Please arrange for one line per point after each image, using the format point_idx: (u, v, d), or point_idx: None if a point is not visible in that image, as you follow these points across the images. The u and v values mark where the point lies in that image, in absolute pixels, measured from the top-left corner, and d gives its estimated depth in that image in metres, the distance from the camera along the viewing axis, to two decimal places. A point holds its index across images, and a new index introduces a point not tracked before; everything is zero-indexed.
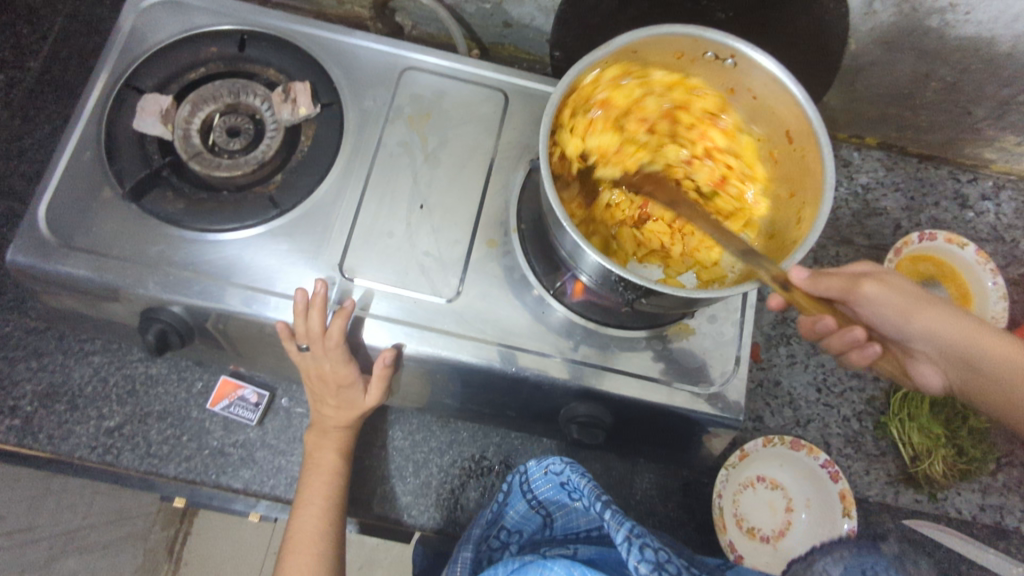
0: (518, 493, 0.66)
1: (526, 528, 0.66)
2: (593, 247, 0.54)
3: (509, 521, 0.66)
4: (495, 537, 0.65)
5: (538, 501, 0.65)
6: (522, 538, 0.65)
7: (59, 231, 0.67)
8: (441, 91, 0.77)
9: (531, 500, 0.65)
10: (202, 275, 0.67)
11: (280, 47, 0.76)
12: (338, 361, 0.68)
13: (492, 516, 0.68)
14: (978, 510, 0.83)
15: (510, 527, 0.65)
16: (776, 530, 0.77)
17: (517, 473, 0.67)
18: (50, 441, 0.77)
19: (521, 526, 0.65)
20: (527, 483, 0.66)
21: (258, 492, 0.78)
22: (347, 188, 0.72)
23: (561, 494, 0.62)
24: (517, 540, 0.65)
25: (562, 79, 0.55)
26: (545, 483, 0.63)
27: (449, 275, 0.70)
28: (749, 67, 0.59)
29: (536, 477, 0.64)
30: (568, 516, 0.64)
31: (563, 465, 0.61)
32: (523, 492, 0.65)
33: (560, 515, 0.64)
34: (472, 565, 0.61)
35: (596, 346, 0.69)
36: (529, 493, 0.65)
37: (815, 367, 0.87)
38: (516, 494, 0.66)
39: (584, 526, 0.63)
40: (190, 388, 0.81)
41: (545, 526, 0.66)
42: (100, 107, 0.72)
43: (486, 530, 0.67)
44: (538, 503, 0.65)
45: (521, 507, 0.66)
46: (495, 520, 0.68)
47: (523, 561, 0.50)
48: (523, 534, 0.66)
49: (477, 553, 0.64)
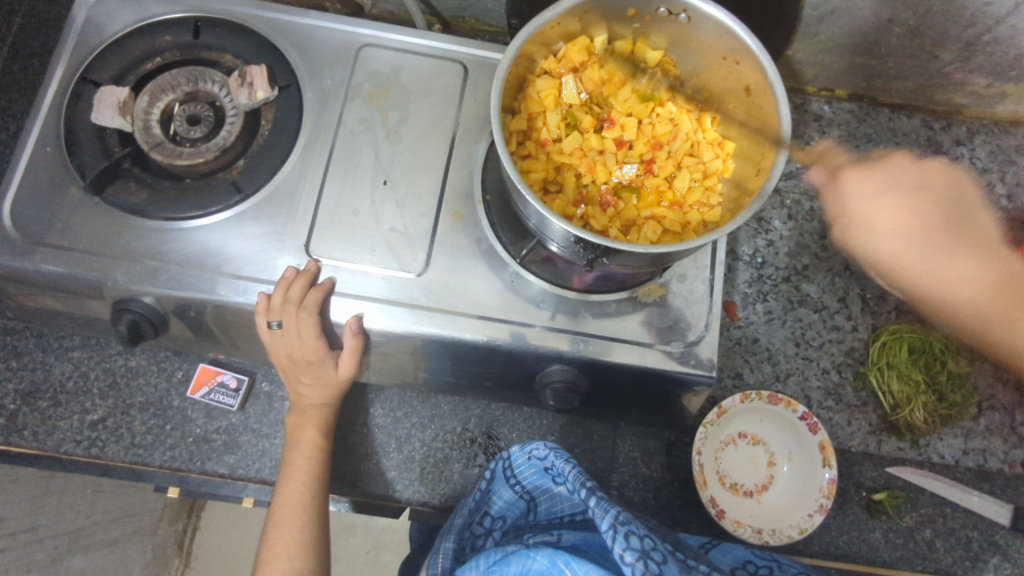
0: (502, 479, 0.68)
1: (509, 513, 0.68)
2: (551, 211, 0.54)
3: (494, 507, 0.68)
4: (478, 524, 0.67)
5: (522, 487, 0.68)
6: (505, 523, 0.67)
7: (24, 228, 0.68)
8: (399, 66, 0.77)
9: (516, 487, 0.68)
10: (169, 264, 0.68)
11: (235, 31, 0.76)
12: (310, 337, 0.68)
13: (475, 503, 0.68)
14: (962, 454, 0.83)
15: (494, 513, 0.67)
16: (759, 485, 0.78)
17: (500, 458, 0.69)
18: (36, 437, 0.78)
19: (506, 512, 0.68)
20: (511, 468, 0.68)
21: (245, 476, 0.79)
22: (310, 169, 0.72)
23: (545, 479, 0.66)
24: (501, 526, 0.67)
25: (513, 36, 0.55)
26: (529, 469, 0.67)
27: (417, 250, 0.70)
28: (701, 21, 0.60)
29: (520, 463, 0.67)
30: (551, 500, 0.67)
31: (547, 451, 0.64)
32: (507, 479, 0.68)
33: (545, 500, 0.67)
34: (454, 554, 0.63)
35: (566, 312, 0.69)
36: (514, 479, 0.68)
37: (793, 323, 0.87)
38: (499, 480, 0.69)
39: (568, 511, 0.66)
40: (170, 377, 0.82)
41: (529, 511, 0.68)
42: (57, 102, 0.72)
43: (469, 517, 0.67)
44: (522, 489, 0.68)
45: (505, 494, 0.68)
46: (478, 506, 0.68)
47: (506, 551, 0.52)
48: (506, 519, 0.68)
49: (460, 541, 0.65)
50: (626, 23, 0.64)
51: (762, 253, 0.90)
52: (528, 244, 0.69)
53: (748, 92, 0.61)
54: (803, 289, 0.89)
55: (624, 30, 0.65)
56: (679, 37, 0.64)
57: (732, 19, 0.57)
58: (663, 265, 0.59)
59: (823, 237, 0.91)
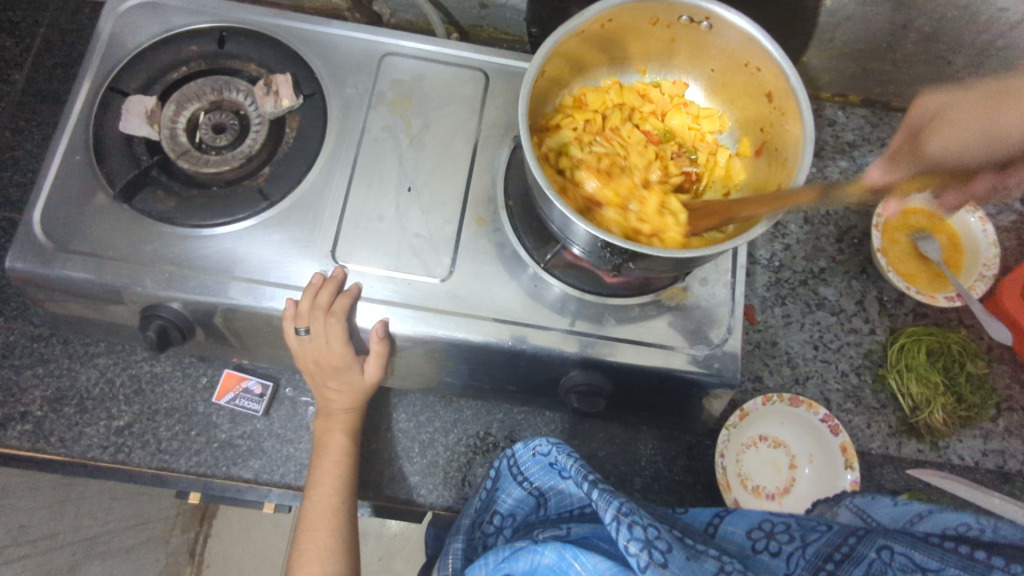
0: (510, 478, 0.67)
1: (519, 511, 0.67)
2: (579, 216, 0.54)
3: (502, 505, 0.67)
4: (489, 523, 0.67)
5: (529, 483, 0.66)
6: (516, 521, 0.66)
7: (56, 235, 0.69)
8: (421, 74, 0.78)
9: (523, 483, 0.67)
10: (199, 270, 0.68)
11: (260, 40, 0.77)
12: (336, 343, 0.69)
13: (482, 503, 0.70)
14: (982, 456, 0.83)
15: (504, 511, 0.67)
16: (781, 488, 0.78)
17: (505, 457, 0.69)
18: (61, 443, 0.79)
19: (515, 509, 0.67)
20: (516, 466, 0.67)
21: (269, 481, 0.79)
22: (335, 176, 0.73)
23: (550, 474, 0.65)
24: (511, 523, 0.66)
25: (542, 44, 0.56)
26: (534, 465, 0.66)
27: (442, 256, 0.71)
28: (723, 28, 0.61)
29: (525, 459, 0.67)
30: (559, 495, 0.65)
31: (551, 446, 0.64)
32: (514, 476, 0.67)
33: (553, 495, 0.65)
34: (465, 553, 0.64)
35: (590, 315, 0.70)
36: (521, 476, 0.67)
37: (811, 326, 0.88)
38: (507, 478, 0.68)
39: (577, 504, 0.64)
40: (195, 383, 0.83)
41: (538, 507, 0.67)
42: (87, 110, 0.73)
43: (477, 517, 0.68)
44: (530, 486, 0.66)
45: (513, 491, 0.67)
46: (486, 505, 0.69)
47: (515, 548, 0.52)
48: (516, 516, 0.66)
49: (471, 542, 0.66)
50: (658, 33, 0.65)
51: (779, 257, 0.91)
52: (551, 249, 0.70)
53: (771, 99, 0.62)
54: (820, 293, 0.89)
55: (646, 38, 0.66)
56: (701, 44, 0.65)
57: (755, 26, 0.58)
58: (687, 270, 0.60)
59: (840, 241, 0.92)
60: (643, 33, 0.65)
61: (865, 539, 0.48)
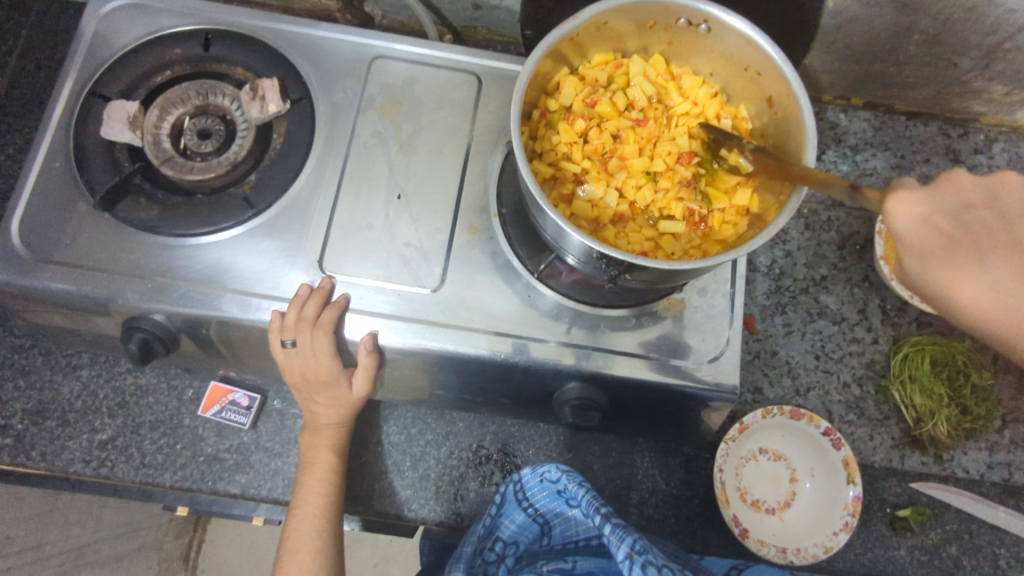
0: (514, 503, 0.66)
1: (522, 538, 0.66)
2: (572, 226, 0.52)
3: (505, 531, 0.66)
4: (490, 551, 0.64)
5: (535, 510, 0.65)
6: (519, 549, 0.66)
7: (34, 245, 0.67)
8: (412, 77, 0.76)
9: (528, 510, 0.66)
10: (182, 280, 0.66)
11: (247, 44, 0.75)
12: (324, 356, 0.67)
13: (485, 530, 0.67)
14: (987, 469, 0.81)
15: (506, 538, 0.65)
16: (781, 501, 0.76)
17: (511, 482, 0.67)
18: (44, 458, 0.77)
19: (518, 537, 0.65)
20: (522, 491, 0.66)
21: (257, 496, 0.78)
22: (323, 183, 0.71)
23: (557, 502, 0.64)
24: (514, 551, 0.65)
25: (534, 48, 0.54)
26: (541, 491, 0.64)
27: (432, 265, 0.69)
28: (721, 31, 0.59)
29: (532, 485, 0.65)
30: (565, 524, 0.65)
31: (559, 473, 0.63)
32: (519, 502, 0.66)
33: (559, 523, 0.66)
34: None
35: (585, 326, 0.68)
36: (526, 502, 0.66)
37: (812, 336, 0.86)
38: (510, 504, 0.66)
39: (583, 535, 0.65)
40: (181, 395, 0.81)
41: (542, 535, 0.66)
42: (67, 116, 0.71)
43: (479, 544, 0.65)
44: (535, 512, 0.65)
45: (517, 518, 0.66)
46: (489, 532, 0.67)
47: None
48: (520, 544, 0.66)
49: (471, 570, 0.62)
50: (657, 38, 0.63)
51: (779, 264, 0.89)
52: (545, 258, 0.68)
53: (772, 104, 0.60)
54: (822, 301, 0.87)
55: (643, 41, 0.64)
56: (699, 46, 0.63)
57: (755, 29, 0.56)
58: (685, 280, 0.57)
59: (841, 248, 0.90)
60: (639, 35, 0.63)
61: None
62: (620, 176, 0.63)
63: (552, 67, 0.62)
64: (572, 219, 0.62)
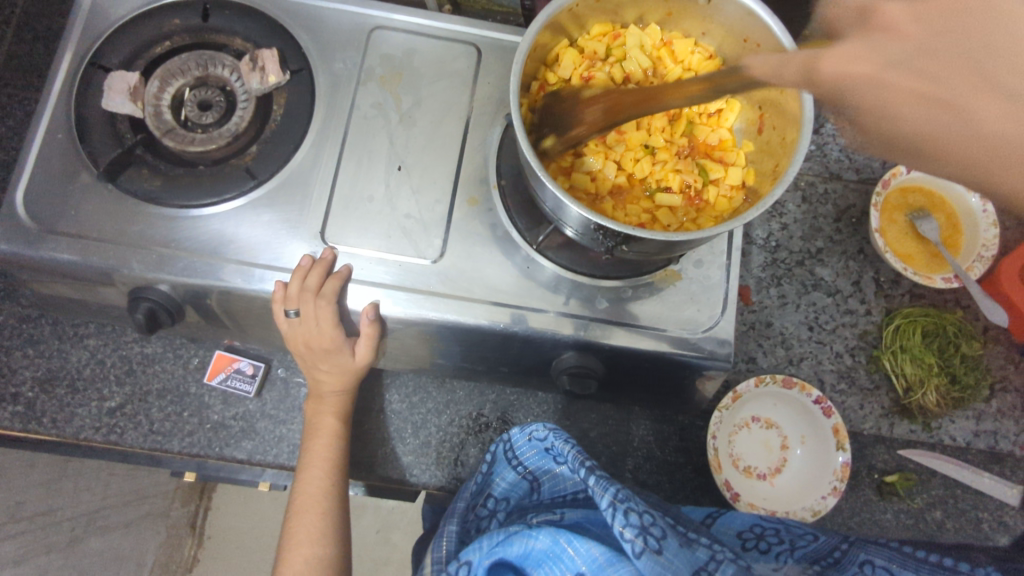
0: (504, 461, 0.69)
1: (512, 495, 0.68)
2: (571, 198, 0.53)
3: (497, 488, 0.68)
4: (483, 506, 0.68)
5: (524, 468, 0.67)
6: (509, 505, 0.67)
7: (40, 215, 0.67)
8: (411, 49, 0.76)
9: (518, 467, 0.68)
10: (187, 251, 0.67)
11: (245, 13, 0.75)
12: (327, 325, 0.68)
13: (478, 486, 0.70)
14: (973, 437, 0.84)
15: (497, 495, 0.68)
16: (772, 467, 0.79)
17: (501, 441, 0.70)
18: (55, 424, 0.79)
19: (509, 493, 0.68)
20: (512, 450, 0.68)
21: (263, 462, 0.80)
22: (323, 155, 0.71)
23: (546, 459, 0.66)
24: (506, 506, 0.67)
25: (534, 17, 0.54)
26: (530, 449, 0.67)
27: (432, 236, 0.70)
28: (721, 2, 0.59)
29: (521, 444, 0.67)
30: (553, 480, 0.66)
31: (547, 432, 0.65)
32: (509, 460, 0.68)
33: (547, 480, 0.67)
34: (458, 536, 0.65)
35: (583, 297, 0.69)
36: (516, 460, 0.68)
37: (807, 307, 0.87)
38: (501, 462, 0.69)
39: (570, 489, 0.66)
40: (187, 364, 0.82)
41: (532, 491, 0.68)
42: (67, 87, 0.71)
43: (472, 500, 0.70)
44: (524, 470, 0.67)
45: (507, 475, 0.68)
46: (481, 489, 0.70)
47: (509, 532, 0.53)
48: (510, 500, 0.67)
49: (465, 524, 0.67)
50: (656, 7, 0.64)
51: (776, 237, 0.90)
52: (544, 230, 0.69)
53: None
54: (817, 273, 0.89)
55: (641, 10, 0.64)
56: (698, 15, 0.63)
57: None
58: (681, 252, 0.58)
59: (837, 221, 0.91)
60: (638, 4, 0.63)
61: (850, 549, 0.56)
62: (618, 147, 0.63)
63: (550, 38, 0.62)
64: (572, 191, 0.63)
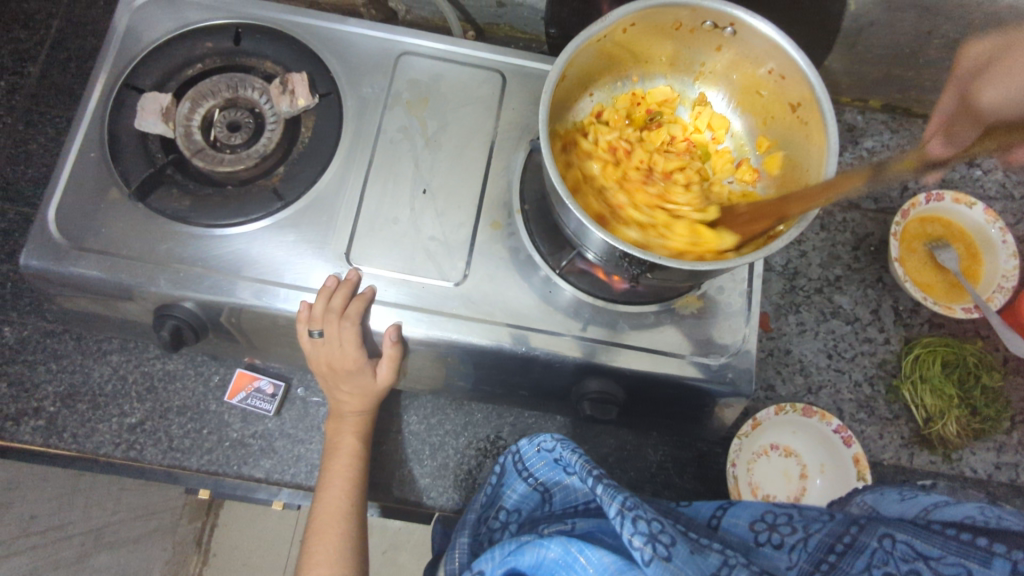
0: (514, 473, 0.69)
1: (524, 506, 0.67)
2: (597, 224, 0.53)
3: (508, 501, 0.68)
4: (495, 518, 0.68)
5: (535, 479, 0.67)
6: (521, 517, 0.67)
7: (70, 233, 0.68)
8: (437, 74, 0.77)
9: (528, 479, 0.67)
10: (214, 270, 0.68)
11: (276, 38, 0.76)
12: (350, 346, 0.69)
13: (488, 498, 0.71)
14: (995, 469, 0.83)
15: (509, 507, 0.68)
16: (792, 497, 0.78)
17: (509, 454, 0.70)
18: (75, 439, 0.80)
19: (520, 505, 0.67)
20: (521, 462, 0.68)
21: (280, 481, 0.80)
22: (350, 177, 0.72)
23: (556, 471, 0.65)
24: (517, 519, 0.67)
25: (564, 49, 0.56)
26: (539, 461, 0.67)
27: (456, 259, 0.70)
28: (748, 36, 0.60)
29: (531, 456, 0.67)
30: (564, 491, 0.65)
31: (554, 442, 0.65)
32: (519, 472, 0.68)
33: (558, 491, 0.66)
34: (470, 547, 0.65)
35: (604, 322, 0.69)
36: (527, 473, 0.68)
37: (825, 335, 0.87)
38: (512, 474, 0.69)
39: (582, 500, 0.63)
40: (207, 381, 0.83)
41: (544, 502, 0.67)
42: (101, 107, 0.72)
43: (483, 512, 0.70)
44: (535, 481, 0.67)
45: (518, 487, 0.68)
46: (492, 501, 0.71)
47: (521, 542, 0.53)
48: (522, 512, 0.67)
49: (477, 536, 0.67)
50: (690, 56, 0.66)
51: (794, 264, 0.90)
52: (566, 254, 0.69)
53: (794, 109, 0.61)
54: (835, 301, 0.89)
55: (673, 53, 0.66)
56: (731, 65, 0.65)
57: (780, 33, 0.57)
58: (705, 279, 0.58)
59: (856, 249, 0.91)
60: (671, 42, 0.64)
61: (866, 529, 0.51)
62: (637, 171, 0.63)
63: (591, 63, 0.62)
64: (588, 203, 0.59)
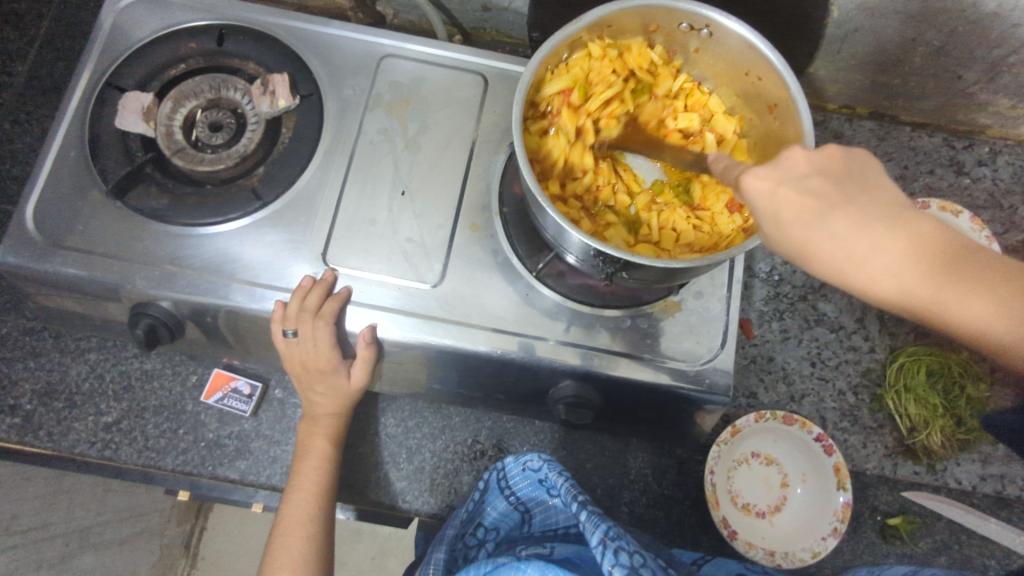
0: (496, 490, 0.68)
1: (502, 525, 0.67)
2: (571, 225, 0.53)
3: (487, 518, 0.67)
4: (472, 535, 0.66)
5: (517, 498, 0.67)
6: (499, 535, 0.67)
7: (47, 230, 0.69)
8: (419, 76, 0.77)
9: (510, 497, 0.67)
10: (190, 270, 0.68)
11: (259, 40, 0.77)
12: (324, 347, 0.69)
13: (468, 515, 0.68)
14: (980, 480, 0.82)
15: (488, 524, 0.67)
16: (772, 505, 0.77)
17: (494, 470, 0.69)
18: (50, 438, 0.80)
19: (499, 523, 0.67)
20: (505, 479, 0.67)
21: (256, 482, 0.79)
22: (329, 177, 0.72)
23: (539, 490, 0.65)
24: (494, 537, 0.66)
25: (540, 47, 0.55)
26: (523, 480, 0.66)
27: (433, 261, 0.70)
28: (725, 37, 0.59)
29: (514, 474, 0.67)
30: (546, 512, 0.65)
31: (541, 463, 0.64)
32: (501, 489, 0.67)
33: (538, 512, 0.66)
34: (445, 565, 0.61)
35: (581, 326, 0.69)
36: (509, 490, 0.67)
37: (809, 342, 0.87)
38: (494, 490, 0.68)
39: (562, 523, 0.64)
40: (185, 381, 0.83)
41: (523, 523, 0.67)
42: (83, 105, 0.73)
43: (461, 528, 0.66)
44: (516, 500, 0.67)
45: (499, 505, 0.67)
46: (470, 517, 0.68)
47: (495, 563, 0.49)
48: (500, 531, 0.67)
49: (453, 551, 0.64)
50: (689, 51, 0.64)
51: (778, 270, 0.90)
52: (544, 257, 0.69)
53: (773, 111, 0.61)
54: (819, 308, 0.88)
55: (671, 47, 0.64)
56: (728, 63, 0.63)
57: (756, 34, 0.57)
58: (682, 281, 0.58)
59: None
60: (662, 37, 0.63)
61: None
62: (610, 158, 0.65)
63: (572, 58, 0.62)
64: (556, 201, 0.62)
